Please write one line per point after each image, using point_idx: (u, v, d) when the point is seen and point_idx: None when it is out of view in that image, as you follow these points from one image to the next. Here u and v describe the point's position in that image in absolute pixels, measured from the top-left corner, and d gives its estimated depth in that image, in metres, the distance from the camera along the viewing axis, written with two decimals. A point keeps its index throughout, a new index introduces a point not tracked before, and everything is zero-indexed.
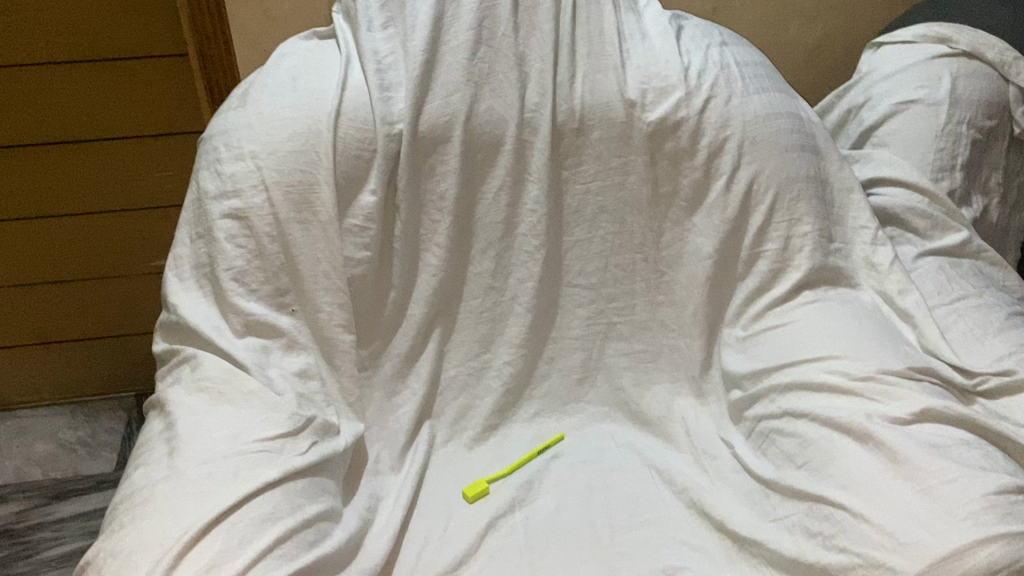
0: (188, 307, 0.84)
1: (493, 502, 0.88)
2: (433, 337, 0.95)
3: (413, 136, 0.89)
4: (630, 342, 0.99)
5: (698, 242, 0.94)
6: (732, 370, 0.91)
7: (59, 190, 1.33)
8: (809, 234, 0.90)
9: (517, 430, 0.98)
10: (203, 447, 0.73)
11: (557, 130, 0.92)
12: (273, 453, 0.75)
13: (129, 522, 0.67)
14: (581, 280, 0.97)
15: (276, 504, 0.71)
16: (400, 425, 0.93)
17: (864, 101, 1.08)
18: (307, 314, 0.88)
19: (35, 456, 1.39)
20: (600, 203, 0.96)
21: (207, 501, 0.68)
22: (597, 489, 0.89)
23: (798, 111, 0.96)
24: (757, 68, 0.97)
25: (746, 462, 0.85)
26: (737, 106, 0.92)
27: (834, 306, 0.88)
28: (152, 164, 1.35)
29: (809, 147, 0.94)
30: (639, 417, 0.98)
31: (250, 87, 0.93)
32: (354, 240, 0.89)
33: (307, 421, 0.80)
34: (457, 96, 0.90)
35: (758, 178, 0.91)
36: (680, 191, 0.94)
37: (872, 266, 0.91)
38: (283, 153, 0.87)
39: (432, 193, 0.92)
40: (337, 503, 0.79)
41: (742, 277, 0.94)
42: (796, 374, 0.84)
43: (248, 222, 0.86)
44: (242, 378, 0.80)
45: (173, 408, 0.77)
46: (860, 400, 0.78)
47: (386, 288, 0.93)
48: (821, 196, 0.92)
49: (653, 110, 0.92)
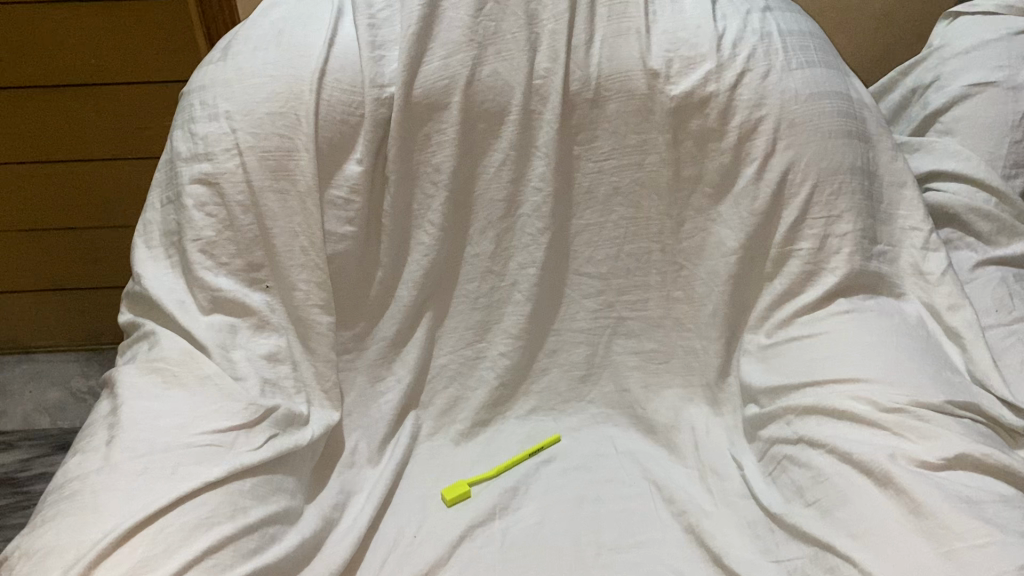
0: (152, 278, 0.78)
1: (474, 507, 0.80)
2: (423, 322, 0.87)
3: (406, 101, 0.80)
4: (641, 339, 0.89)
5: (722, 234, 0.83)
6: (750, 383, 0.81)
7: (67, 136, 1.28)
8: (849, 234, 0.78)
9: (510, 428, 0.90)
10: (144, 437, 0.67)
11: (569, 100, 0.82)
12: (221, 447, 0.69)
13: (51, 518, 0.62)
14: (590, 269, 0.88)
15: (215, 507, 0.64)
16: (381, 415, 0.86)
17: (932, 80, 0.94)
18: (282, 291, 0.81)
19: (46, 404, 1.39)
20: (615, 183, 0.85)
21: (135, 501, 0.62)
22: (587, 502, 0.80)
23: (850, 89, 0.83)
24: (805, 38, 0.83)
25: (754, 488, 0.76)
26: (775, 83, 0.79)
27: (871, 318, 0.76)
28: (162, 112, 1.28)
29: (857, 133, 0.80)
30: (644, 424, 0.89)
31: (233, 40, 0.85)
32: (337, 213, 0.81)
33: (266, 412, 0.73)
34: (458, 57, 0.80)
35: (795, 166, 0.79)
36: (706, 175, 0.83)
37: (921, 275, 0.80)
38: (259, 116, 0.79)
39: (426, 164, 0.83)
40: (294, 502, 0.73)
41: (771, 277, 0.83)
42: (817, 396, 0.74)
43: (219, 188, 0.78)
44: (200, 361, 0.74)
45: (121, 389, 0.71)
46: (885, 435, 0.68)
47: (372, 267, 0.85)
48: (867, 191, 0.80)
49: (678, 82, 0.80)
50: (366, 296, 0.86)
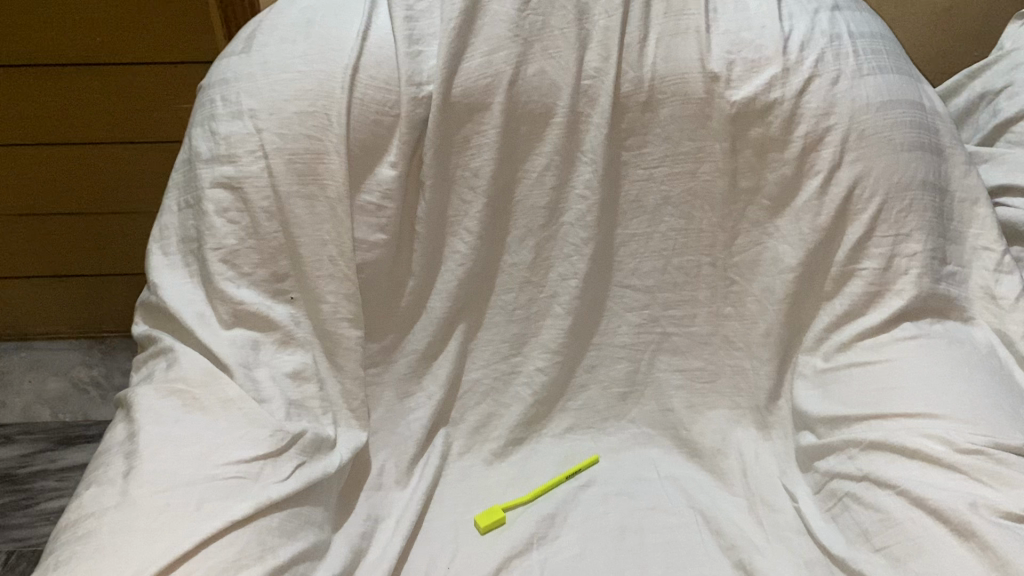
0: (169, 288, 0.72)
1: (510, 535, 0.75)
2: (455, 335, 0.82)
3: (445, 101, 0.74)
4: (685, 357, 0.84)
5: (780, 250, 0.78)
6: (806, 410, 0.76)
7: (71, 119, 1.21)
8: (919, 254, 0.73)
9: (545, 447, 0.85)
10: (164, 468, 0.61)
11: (620, 102, 0.76)
12: (247, 480, 0.63)
13: (65, 561, 0.56)
14: (635, 281, 0.82)
15: (243, 547, 0.59)
16: (411, 433, 0.81)
17: (1003, 86, 0.89)
18: (308, 304, 0.76)
19: (46, 395, 1.34)
20: (665, 192, 0.80)
21: (158, 543, 0.56)
22: (630, 531, 0.75)
23: (922, 96, 0.77)
24: (876, 41, 0.78)
25: (812, 526, 0.71)
26: (845, 90, 0.74)
27: (940, 345, 0.71)
28: (169, 94, 1.21)
29: (929, 145, 0.75)
30: (688, 446, 0.84)
31: (257, 29, 0.79)
32: (368, 220, 0.76)
33: (293, 439, 0.68)
34: (502, 53, 0.74)
35: (864, 181, 0.73)
36: (764, 187, 0.77)
37: (992, 298, 0.74)
38: (287, 116, 0.73)
39: (464, 169, 0.78)
40: (322, 535, 0.68)
41: (831, 297, 0.77)
42: (883, 431, 0.68)
43: (242, 193, 0.73)
44: (222, 383, 0.68)
45: (138, 412, 0.66)
46: (963, 479, 0.63)
47: (403, 276, 0.80)
48: (938, 207, 0.74)
49: (740, 87, 0.74)
50: (396, 308, 0.81)
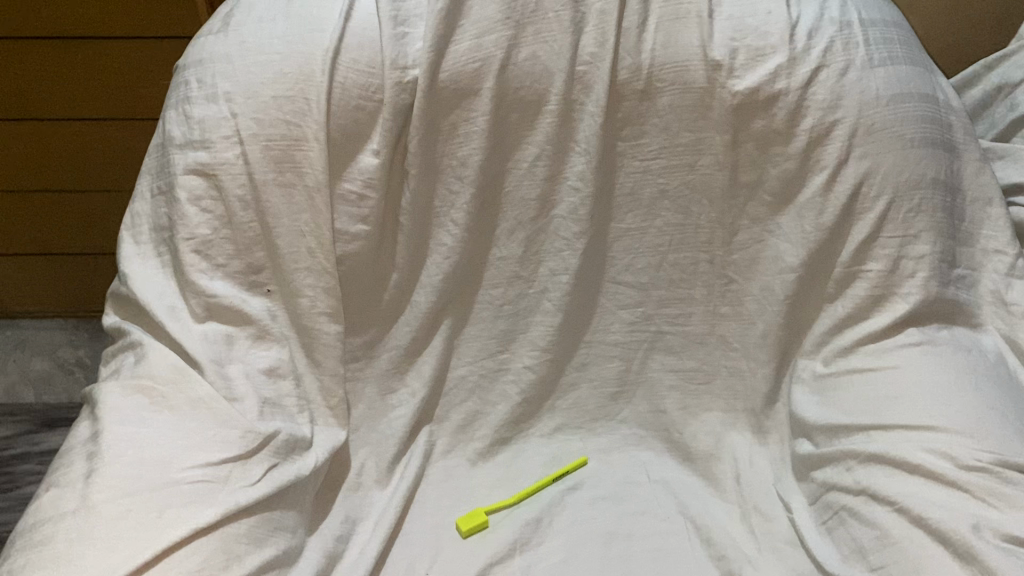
0: (139, 280, 0.69)
1: (494, 539, 0.73)
2: (439, 330, 0.79)
3: (432, 87, 0.70)
4: (680, 357, 0.81)
5: (781, 249, 0.74)
6: (803, 416, 0.73)
7: (60, 95, 1.18)
8: (927, 256, 0.69)
9: (533, 447, 0.82)
10: (128, 470, 0.58)
11: (616, 90, 0.72)
12: (214, 484, 0.60)
13: (19, 569, 0.53)
14: (628, 277, 0.79)
15: (207, 556, 0.56)
16: (392, 431, 0.78)
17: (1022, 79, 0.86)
18: (285, 297, 0.73)
19: (31, 374, 1.33)
20: (662, 184, 0.76)
21: (116, 552, 0.53)
22: (618, 539, 0.73)
23: (936, 88, 0.73)
24: (889, 29, 0.73)
25: (805, 538, 0.68)
26: (853, 82, 0.70)
27: (947, 353, 0.67)
28: (159, 69, 1.17)
29: (941, 141, 0.71)
30: (680, 449, 0.81)
31: (236, 6, 0.75)
32: (349, 210, 0.73)
33: (265, 440, 0.65)
34: (492, 36, 0.70)
35: (871, 178, 0.70)
36: (766, 182, 0.74)
37: (1002, 304, 0.71)
38: (265, 100, 0.70)
39: (451, 158, 0.74)
40: (294, 540, 0.65)
41: (833, 299, 0.74)
42: (882, 442, 0.65)
43: (217, 181, 0.69)
44: (193, 381, 0.65)
45: (101, 410, 0.62)
46: (965, 498, 0.59)
47: (386, 269, 0.76)
48: (948, 208, 0.71)
49: (743, 77, 0.70)
50: (378, 301, 0.78)
